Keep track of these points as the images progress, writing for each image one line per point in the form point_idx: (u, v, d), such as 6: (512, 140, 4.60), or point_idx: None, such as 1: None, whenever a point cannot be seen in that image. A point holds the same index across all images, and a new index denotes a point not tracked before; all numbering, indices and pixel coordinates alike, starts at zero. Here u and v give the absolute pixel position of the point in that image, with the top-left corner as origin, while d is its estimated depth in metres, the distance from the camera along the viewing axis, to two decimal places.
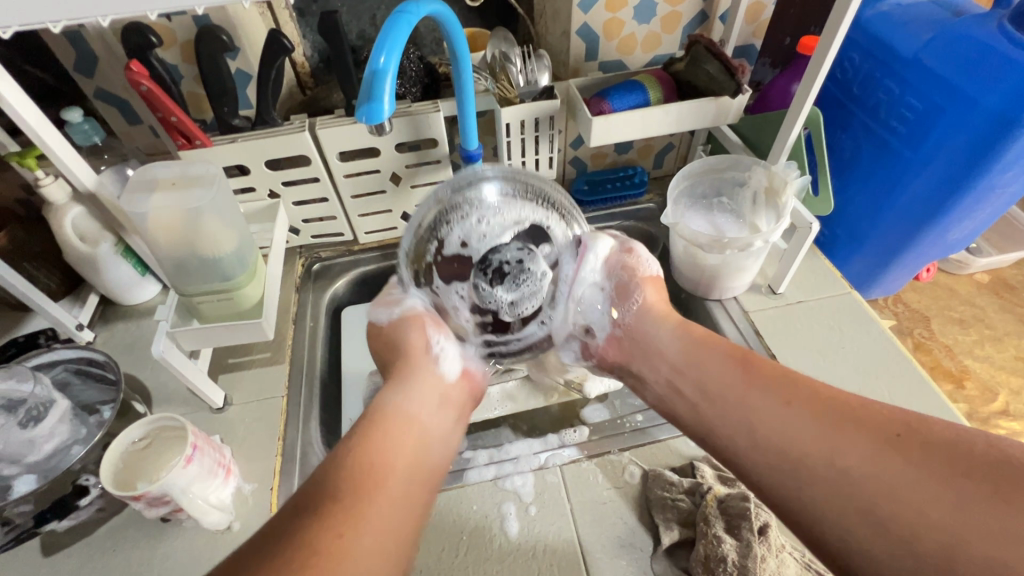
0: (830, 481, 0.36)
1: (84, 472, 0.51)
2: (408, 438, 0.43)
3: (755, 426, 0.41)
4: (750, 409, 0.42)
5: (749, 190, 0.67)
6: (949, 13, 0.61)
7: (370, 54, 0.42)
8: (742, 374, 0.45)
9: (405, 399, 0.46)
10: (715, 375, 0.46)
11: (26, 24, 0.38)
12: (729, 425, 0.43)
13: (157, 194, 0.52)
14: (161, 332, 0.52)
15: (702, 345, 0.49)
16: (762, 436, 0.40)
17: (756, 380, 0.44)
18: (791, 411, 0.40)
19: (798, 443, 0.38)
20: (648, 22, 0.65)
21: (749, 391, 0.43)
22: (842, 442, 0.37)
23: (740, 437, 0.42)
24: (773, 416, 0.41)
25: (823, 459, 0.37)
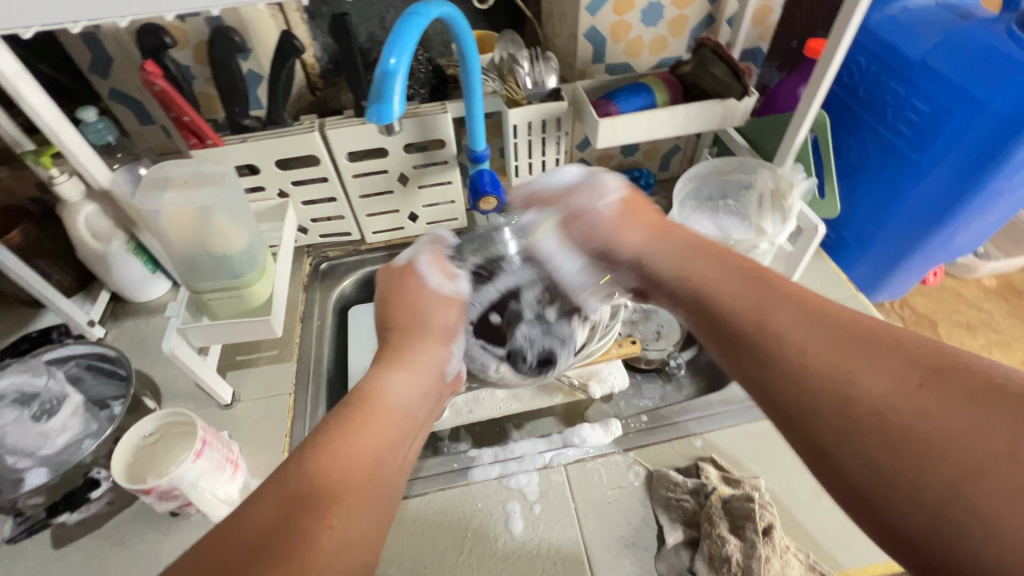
0: (830, 387, 0.32)
1: (95, 465, 0.52)
2: (390, 421, 0.42)
3: (766, 329, 0.38)
4: (771, 327, 0.38)
5: (755, 193, 0.67)
6: (957, 16, 0.61)
7: (380, 56, 0.43)
8: (762, 297, 0.40)
9: (402, 382, 0.46)
10: (732, 299, 0.42)
11: (46, 23, 0.39)
12: (746, 348, 0.39)
13: (170, 192, 0.53)
14: (171, 328, 0.52)
15: (724, 271, 0.45)
16: (773, 343, 0.37)
17: (780, 303, 0.39)
18: (821, 329, 0.35)
19: (810, 350, 0.34)
20: (655, 25, 0.66)
21: (772, 308, 0.39)
22: (878, 364, 0.31)
23: (748, 339, 0.39)
24: (793, 337, 0.36)
25: (847, 379, 0.32)
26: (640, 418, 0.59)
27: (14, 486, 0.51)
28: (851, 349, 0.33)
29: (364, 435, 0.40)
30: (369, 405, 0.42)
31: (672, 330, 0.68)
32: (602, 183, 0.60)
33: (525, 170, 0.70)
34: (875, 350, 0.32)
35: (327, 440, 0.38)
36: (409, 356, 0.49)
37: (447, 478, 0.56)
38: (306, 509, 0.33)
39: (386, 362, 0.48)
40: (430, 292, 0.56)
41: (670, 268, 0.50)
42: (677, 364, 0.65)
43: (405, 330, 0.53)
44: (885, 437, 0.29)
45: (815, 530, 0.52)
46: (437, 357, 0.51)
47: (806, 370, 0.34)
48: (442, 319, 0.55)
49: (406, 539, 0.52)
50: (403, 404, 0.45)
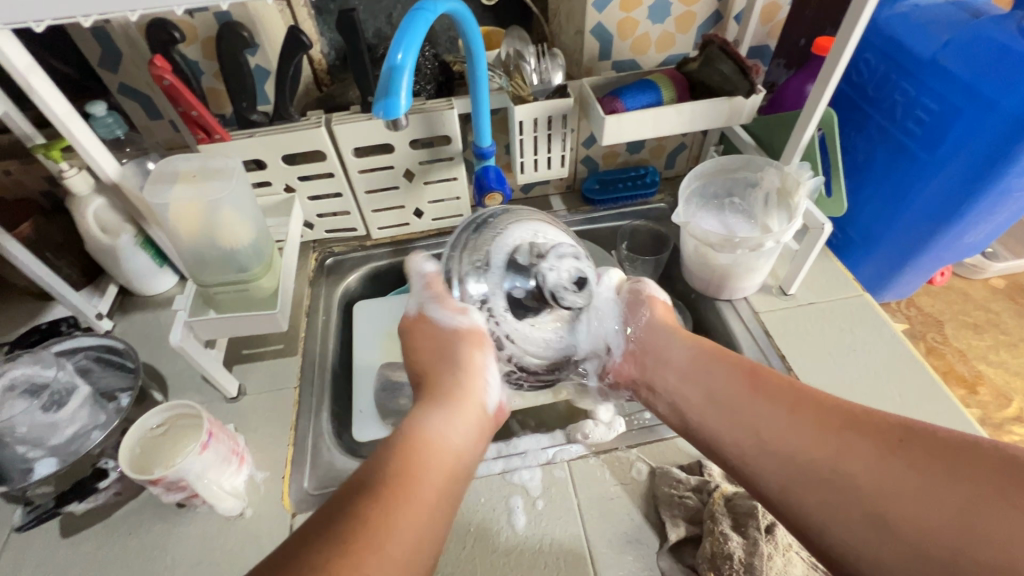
0: (833, 493, 0.38)
1: (104, 455, 0.53)
2: (438, 463, 0.43)
3: (762, 438, 0.44)
4: (756, 418, 0.45)
5: (761, 191, 0.67)
6: (968, 14, 0.60)
7: (388, 51, 0.43)
8: (750, 386, 0.48)
9: (445, 422, 0.46)
10: (723, 389, 0.49)
11: (58, 17, 0.39)
12: (741, 438, 0.46)
13: (178, 186, 0.53)
14: (178, 321, 0.53)
15: (723, 367, 0.51)
16: (775, 453, 0.43)
17: (763, 392, 0.47)
18: (798, 418, 0.43)
19: (805, 453, 0.41)
20: (662, 22, 0.65)
21: (758, 402, 0.46)
22: (849, 444, 0.40)
23: (748, 449, 0.45)
24: (778, 429, 0.44)
25: (830, 460, 0.40)
26: (642, 416, 0.60)
27: (24, 476, 0.52)
28: (825, 433, 0.41)
29: (408, 465, 0.41)
30: (414, 444, 0.43)
31: None
32: (637, 289, 0.59)
33: (530, 167, 0.70)
34: (841, 431, 0.41)
35: (376, 467, 0.40)
36: (447, 395, 0.49)
37: None
38: (357, 516, 0.36)
39: (426, 404, 0.48)
40: (448, 330, 0.52)
41: (680, 357, 0.54)
42: None
43: (438, 368, 0.51)
44: (869, 503, 0.37)
45: None
46: (473, 391, 0.50)
47: (794, 456, 0.42)
48: (472, 353, 0.51)
49: None
50: (444, 440, 0.45)
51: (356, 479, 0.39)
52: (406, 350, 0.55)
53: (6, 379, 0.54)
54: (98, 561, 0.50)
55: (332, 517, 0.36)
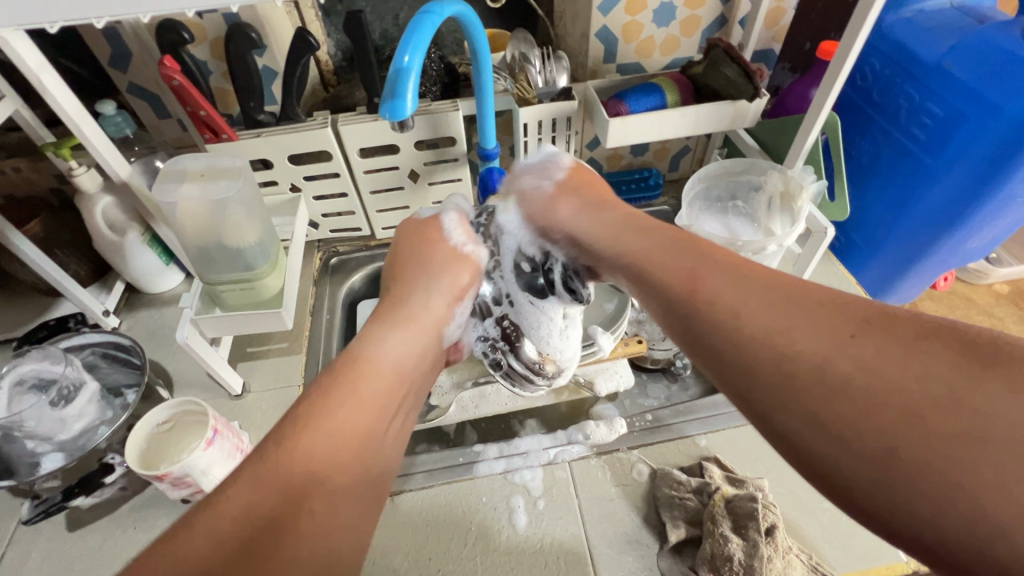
0: (796, 370, 0.28)
1: (111, 450, 0.53)
2: (388, 382, 0.42)
3: (706, 304, 0.34)
4: (700, 289, 0.35)
5: (764, 194, 0.67)
6: (974, 20, 0.60)
7: (395, 53, 0.43)
8: (693, 259, 0.37)
9: (402, 346, 0.44)
10: (656, 263, 0.39)
11: (71, 19, 0.40)
12: (683, 316, 0.35)
13: (187, 185, 0.54)
14: (185, 319, 0.53)
15: (659, 240, 0.40)
16: (722, 325, 0.32)
17: (714, 260, 0.36)
18: (752, 286, 0.33)
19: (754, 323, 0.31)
20: (667, 25, 0.66)
21: (704, 274, 0.35)
22: (810, 321, 0.29)
23: (693, 321, 0.34)
24: (728, 300, 0.33)
25: (780, 338, 0.30)
26: (644, 417, 0.60)
27: (31, 470, 0.53)
28: (784, 307, 0.31)
29: (360, 390, 0.40)
30: (371, 374, 0.41)
31: None
32: (554, 159, 0.55)
33: None
34: (800, 304, 0.30)
35: (337, 396, 0.38)
36: (412, 322, 0.47)
37: (452, 471, 0.57)
38: (314, 480, 0.35)
39: (393, 322, 0.46)
40: (447, 248, 0.54)
41: (600, 241, 0.45)
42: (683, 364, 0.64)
43: (411, 280, 0.50)
44: (819, 396, 0.27)
45: (818, 533, 0.52)
46: (437, 316, 0.49)
47: (739, 333, 0.31)
48: (455, 277, 0.52)
49: (411, 532, 0.53)
50: (402, 371, 0.44)
51: (298, 406, 0.37)
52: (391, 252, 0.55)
53: (16, 375, 0.54)
54: (104, 556, 0.51)
55: (283, 486, 0.34)
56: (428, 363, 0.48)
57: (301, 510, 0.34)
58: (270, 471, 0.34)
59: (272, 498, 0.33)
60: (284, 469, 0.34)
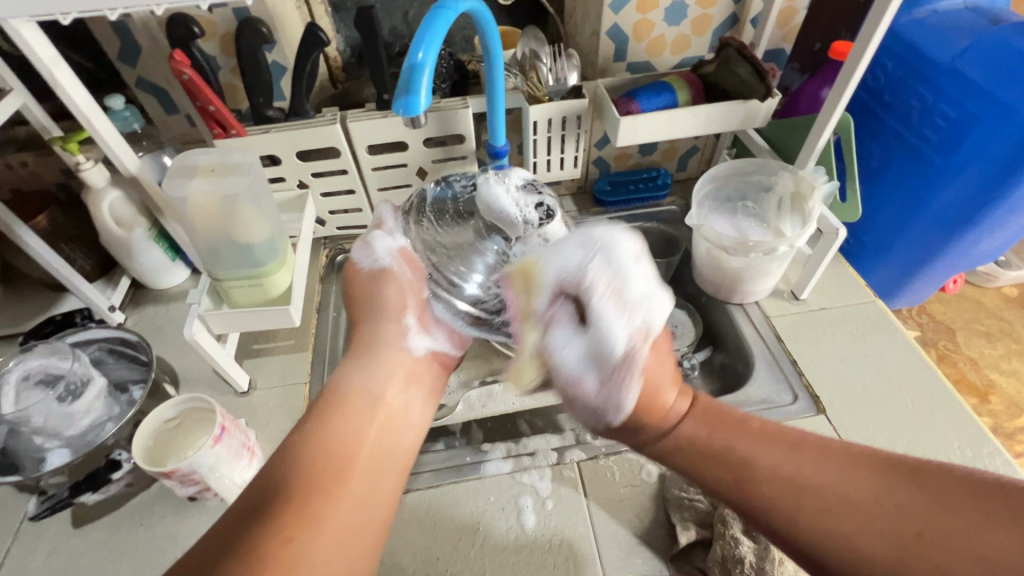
0: (865, 539, 0.34)
1: (117, 447, 0.54)
2: (363, 408, 0.40)
3: (758, 484, 0.38)
4: (753, 488, 0.38)
5: (775, 195, 0.66)
6: (987, 21, 0.60)
7: (409, 49, 0.43)
8: (742, 449, 0.40)
9: (366, 373, 0.43)
10: (710, 460, 0.41)
11: (85, 11, 0.40)
12: (747, 511, 0.39)
13: (197, 179, 0.54)
14: (192, 314, 0.53)
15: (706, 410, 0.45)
16: (782, 502, 0.37)
17: (753, 449, 0.40)
18: (802, 480, 0.37)
19: (814, 502, 0.36)
20: (679, 24, 0.65)
21: (750, 454, 0.40)
22: (861, 511, 0.35)
23: (755, 499, 0.38)
24: (784, 494, 0.37)
25: (851, 538, 0.34)
26: None
27: (37, 465, 0.52)
28: (836, 501, 0.35)
29: (335, 424, 0.39)
30: (340, 403, 0.40)
31: (686, 331, 0.73)
32: (619, 402, 0.43)
33: (543, 167, 0.70)
34: (848, 488, 0.36)
35: (305, 428, 0.38)
36: (369, 349, 0.45)
37: (459, 471, 0.57)
38: (290, 497, 0.34)
39: (348, 355, 0.45)
40: (368, 272, 0.50)
41: (661, 442, 0.44)
42: (690, 365, 0.68)
43: (361, 316, 0.48)
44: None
45: None
46: (393, 335, 0.46)
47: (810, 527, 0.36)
48: (391, 292, 0.48)
49: (418, 533, 0.53)
50: (373, 395, 0.42)
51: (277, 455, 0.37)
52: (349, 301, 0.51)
53: (23, 369, 0.54)
54: (110, 552, 0.51)
55: (256, 502, 0.33)
56: (406, 379, 0.45)
57: (272, 524, 0.32)
58: (249, 492, 0.34)
59: (242, 515, 0.33)
60: (254, 501, 0.34)
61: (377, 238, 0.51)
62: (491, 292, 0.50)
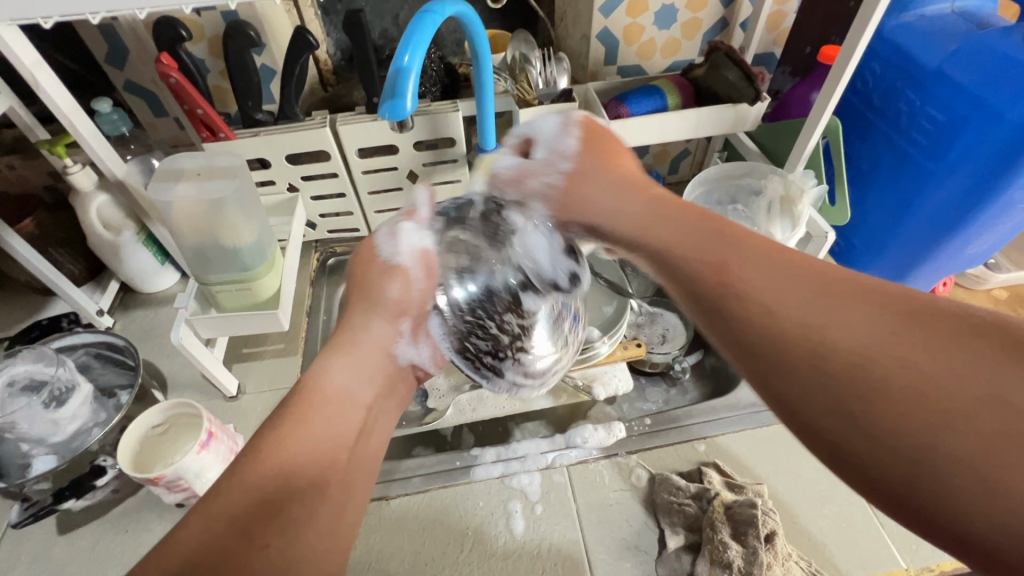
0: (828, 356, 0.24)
1: (102, 452, 0.52)
2: (341, 417, 0.34)
3: (728, 282, 0.29)
4: (733, 276, 0.29)
5: (765, 199, 0.65)
6: (974, 25, 0.60)
7: (394, 53, 0.43)
8: (725, 244, 0.31)
9: (350, 373, 0.37)
10: (683, 247, 0.33)
11: (68, 15, 0.40)
12: (707, 311, 0.30)
13: (183, 184, 0.53)
14: (179, 319, 0.53)
15: (687, 218, 0.35)
16: (745, 300, 0.28)
17: (755, 242, 0.31)
18: (799, 279, 0.27)
19: (786, 307, 0.27)
20: (668, 28, 0.65)
21: (734, 258, 0.30)
22: (850, 319, 0.25)
23: (711, 293, 0.30)
24: (762, 288, 0.28)
25: (818, 338, 0.25)
26: (643, 422, 0.59)
27: (21, 471, 0.52)
28: (817, 299, 0.26)
29: (313, 427, 0.32)
30: (326, 405, 0.34)
31: (677, 335, 0.67)
32: (559, 146, 0.46)
33: None
34: (839, 293, 0.26)
35: (289, 437, 0.31)
36: (354, 345, 0.38)
37: (447, 475, 0.57)
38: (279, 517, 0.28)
39: (331, 347, 0.38)
40: (382, 265, 0.44)
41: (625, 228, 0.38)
42: (681, 369, 0.64)
43: (352, 304, 0.42)
44: (847, 391, 0.23)
45: (818, 538, 0.51)
46: (381, 337, 0.40)
47: (768, 324, 0.27)
48: (396, 289, 0.43)
49: (405, 535, 0.53)
50: (355, 399, 0.36)
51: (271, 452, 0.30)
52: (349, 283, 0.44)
53: (7, 374, 0.53)
54: (96, 559, 0.50)
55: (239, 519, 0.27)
56: (385, 385, 0.39)
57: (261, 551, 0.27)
58: (224, 497, 0.28)
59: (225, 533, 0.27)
60: (234, 516, 0.27)
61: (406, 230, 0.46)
62: (489, 330, 0.47)
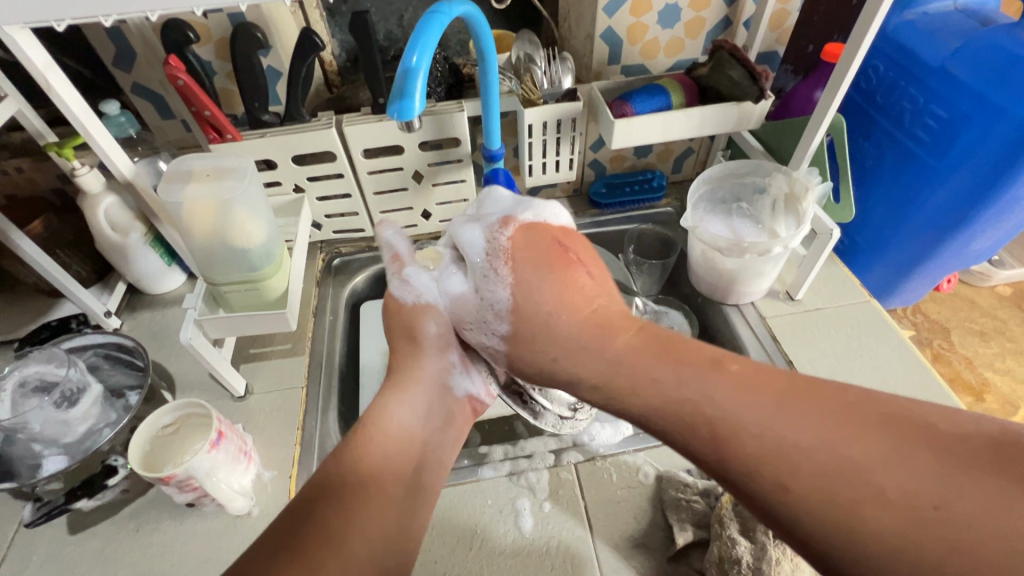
0: (839, 519, 0.27)
1: (113, 452, 0.52)
2: (396, 450, 0.41)
3: (727, 446, 0.31)
4: (730, 444, 0.31)
5: (768, 197, 0.67)
6: (977, 22, 0.60)
7: (402, 54, 0.43)
8: (708, 394, 0.33)
9: (405, 407, 0.44)
10: (676, 403, 0.34)
11: (79, 17, 0.40)
12: (716, 469, 0.32)
13: (192, 185, 0.54)
14: (189, 319, 0.53)
15: (674, 358, 0.36)
16: (755, 469, 0.30)
17: (727, 394, 0.33)
18: (788, 442, 0.30)
19: (789, 475, 0.29)
20: (672, 27, 0.66)
21: (723, 420, 0.32)
22: (841, 485, 0.28)
23: (717, 459, 0.32)
24: (766, 459, 0.30)
25: (839, 512, 0.27)
26: None
27: (32, 471, 0.52)
28: (817, 459, 0.29)
29: (370, 455, 0.40)
30: (380, 437, 0.41)
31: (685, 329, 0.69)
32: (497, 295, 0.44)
33: (538, 169, 0.70)
34: (828, 443, 0.29)
35: (345, 470, 0.38)
36: (409, 382, 0.46)
37: (455, 474, 0.57)
38: (332, 508, 0.35)
39: (388, 387, 0.45)
40: (411, 308, 0.49)
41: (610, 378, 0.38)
42: None
43: (399, 346, 0.49)
44: (880, 556, 0.26)
45: None
46: (437, 372, 0.48)
47: (789, 506, 0.29)
48: (433, 327, 0.48)
49: None
50: (411, 431, 0.43)
51: (326, 475, 0.37)
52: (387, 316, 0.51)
53: (19, 376, 0.54)
54: (107, 557, 0.51)
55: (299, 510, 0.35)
56: (442, 419, 0.46)
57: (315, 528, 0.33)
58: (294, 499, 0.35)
59: (291, 515, 0.34)
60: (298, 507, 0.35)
61: (416, 275, 0.50)
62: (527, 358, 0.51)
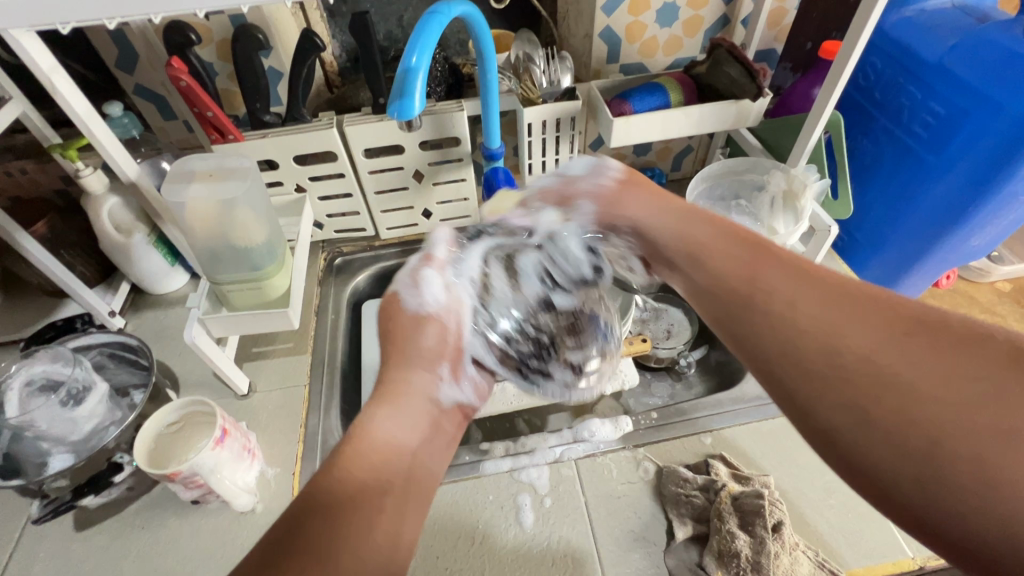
0: (830, 361, 0.31)
1: (118, 450, 0.54)
2: (383, 465, 0.37)
3: (755, 293, 0.37)
4: (760, 291, 0.37)
5: (767, 194, 0.66)
6: (975, 19, 0.61)
7: (403, 54, 0.44)
8: (756, 264, 0.39)
9: (394, 420, 0.40)
10: (722, 268, 0.40)
11: (85, 20, 0.40)
12: (732, 312, 0.38)
13: (196, 185, 0.54)
14: (192, 318, 0.53)
15: (727, 248, 0.42)
16: (772, 316, 0.35)
17: (777, 268, 0.38)
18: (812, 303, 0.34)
19: (801, 317, 0.34)
20: (670, 25, 0.66)
21: (761, 276, 0.38)
22: (844, 332, 0.32)
23: (738, 303, 0.38)
24: (784, 305, 0.35)
25: (839, 355, 0.31)
26: (650, 415, 0.60)
27: (39, 469, 0.53)
28: (835, 315, 0.33)
29: (355, 469, 0.36)
30: (367, 453, 0.37)
31: (682, 329, 0.70)
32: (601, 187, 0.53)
33: (538, 168, 0.71)
34: (853, 310, 0.33)
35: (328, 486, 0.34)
36: (398, 394, 0.42)
37: (457, 470, 0.57)
38: (313, 539, 0.31)
39: (374, 397, 0.41)
40: (411, 315, 0.47)
41: (665, 239, 0.46)
42: (686, 363, 0.66)
43: (389, 356, 0.45)
44: (853, 394, 0.30)
45: (828, 529, 0.52)
46: (425, 385, 0.44)
47: (781, 326, 0.34)
48: (431, 337, 0.46)
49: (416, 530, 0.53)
50: (401, 444, 0.39)
51: (307, 500, 0.33)
52: (380, 334, 0.47)
53: (26, 375, 0.55)
54: (114, 554, 0.51)
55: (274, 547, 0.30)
56: (432, 429, 0.42)
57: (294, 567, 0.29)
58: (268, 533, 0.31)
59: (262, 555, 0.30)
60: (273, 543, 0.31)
61: (427, 276, 0.49)
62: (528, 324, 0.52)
